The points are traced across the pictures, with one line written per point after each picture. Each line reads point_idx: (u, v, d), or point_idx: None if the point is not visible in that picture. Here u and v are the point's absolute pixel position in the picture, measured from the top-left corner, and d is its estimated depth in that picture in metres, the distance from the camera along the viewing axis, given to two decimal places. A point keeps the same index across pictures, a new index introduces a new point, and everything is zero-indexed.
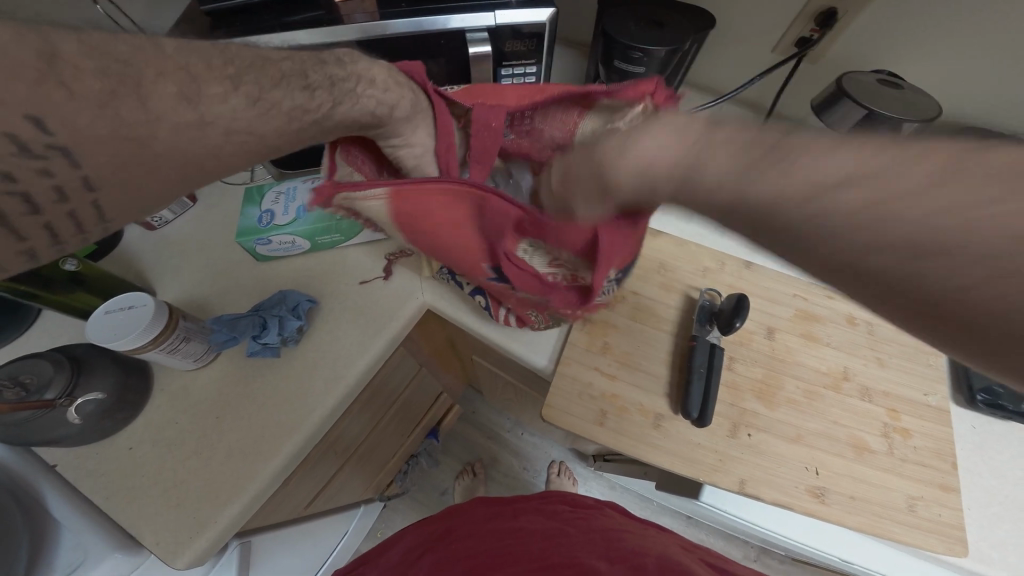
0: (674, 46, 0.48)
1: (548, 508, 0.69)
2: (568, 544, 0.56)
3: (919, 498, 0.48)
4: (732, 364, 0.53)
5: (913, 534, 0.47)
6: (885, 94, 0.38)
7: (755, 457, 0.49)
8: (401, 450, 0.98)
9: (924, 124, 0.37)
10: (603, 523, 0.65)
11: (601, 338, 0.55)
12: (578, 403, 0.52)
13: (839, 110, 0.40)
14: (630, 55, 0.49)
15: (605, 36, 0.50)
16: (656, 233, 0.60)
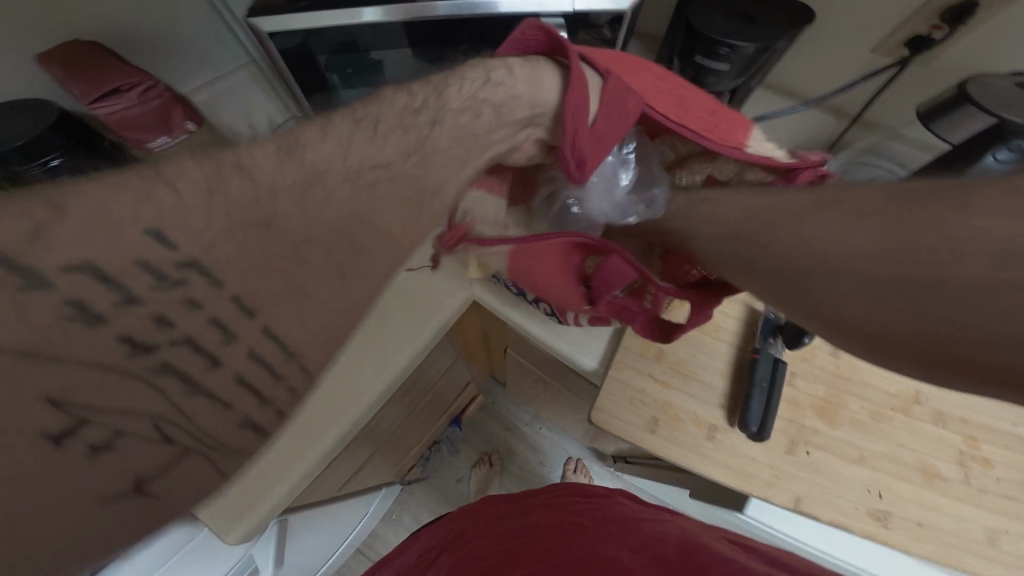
0: (764, 43, 0.45)
1: (558, 502, 0.68)
2: (584, 536, 0.56)
3: (995, 531, 0.46)
4: (793, 379, 0.51)
5: (983, 565, 0.45)
6: (1018, 99, 0.35)
7: (813, 476, 0.48)
8: (425, 437, 0.99)
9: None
10: (617, 511, 0.65)
11: (656, 343, 0.53)
12: (628, 408, 0.51)
13: (959, 115, 0.37)
14: (716, 51, 0.47)
15: (689, 28, 0.48)
16: None
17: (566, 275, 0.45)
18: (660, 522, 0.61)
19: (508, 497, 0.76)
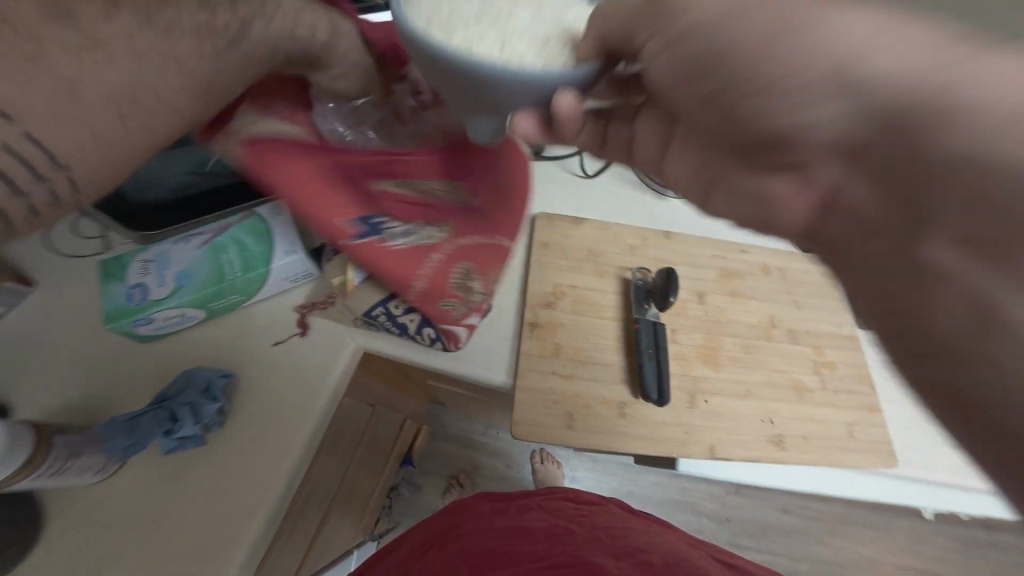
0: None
1: (549, 498, 0.67)
2: (573, 543, 0.57)
3: (855, 424, 0.53)
4: (675, 335, 0.55)
5: (862, 457, 0.52)
6: None
7: (715, 421, 0.51)
8: (381, 485, 0.90)
9: None
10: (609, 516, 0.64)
11: (551, 339, 0.54)
12: (543, 411, 0.51)
13: None
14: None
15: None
16: (579, 222, 0.63)
17: (347, 180, 0.36)
18: (633, 523, 0.63)
19: (500, 492, 0.70)
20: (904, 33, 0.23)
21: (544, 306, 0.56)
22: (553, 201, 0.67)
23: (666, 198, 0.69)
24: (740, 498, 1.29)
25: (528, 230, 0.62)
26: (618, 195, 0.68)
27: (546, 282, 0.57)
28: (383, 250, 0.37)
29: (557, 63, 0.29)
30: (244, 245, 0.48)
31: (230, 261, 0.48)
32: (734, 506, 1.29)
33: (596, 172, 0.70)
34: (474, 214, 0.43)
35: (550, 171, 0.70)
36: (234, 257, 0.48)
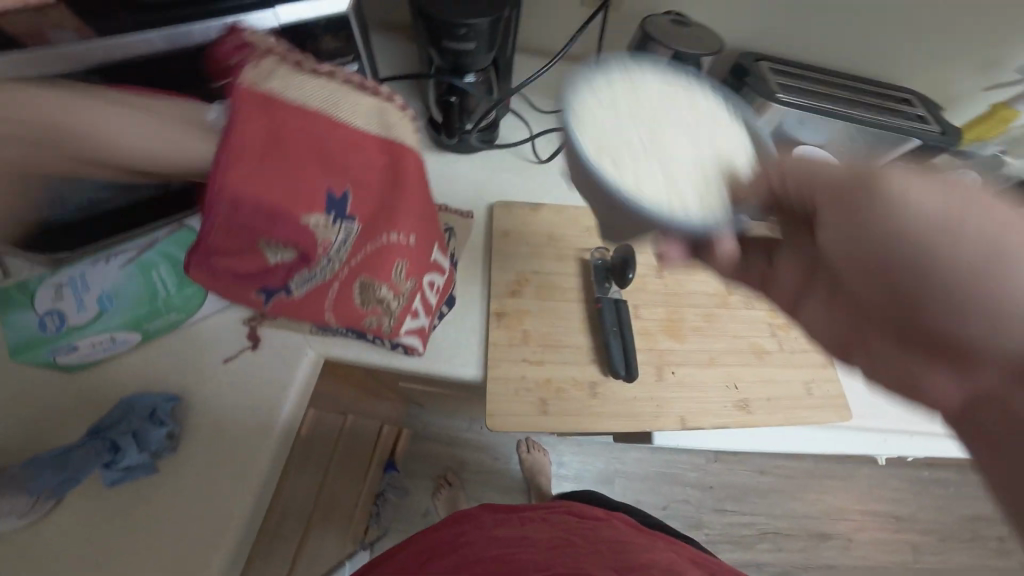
0: (493, 16, 0.49)
1: (552, 514, 0.68)
2: (576, 556, 0.57)
3: (811, 381, 0.55)
4: (638, 311, 0.56)
5: (824, 412, 0.54)
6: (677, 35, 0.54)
7: (684, 391, 0.53)
8: (365, 491, 0.86)
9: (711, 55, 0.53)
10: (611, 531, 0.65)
11: (519, 327, 0.53)
12: (516, 401, 0.50)
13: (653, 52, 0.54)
14: (457, 32, 0.50)
15: (424, 17, 0.50)
16: (537, 207, 0.63)
17: (241, 232, 0.36)
18: (632, 542, 0.63)
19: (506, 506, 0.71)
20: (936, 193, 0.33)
21: (509, 295, 0.55)
22: (510, 188, 0.67)
23: None
24: (721, 464, 1.35)
25: (485, 221, 0.61)
26: (573, 176, 0.69)
27: (509, 270, 0.57)
28: (296, 299, 0.43)
29: (712, 211, 0.34)
30: (175, 260, 0.44)
31: (161, 278, 0.44)
32: (716, 473, 1.34)
33: (549, 157, 0.70)
34: (378, 224, 0.42)
35: (504, 157, 0.69)
36: (166, 273, 0.44)
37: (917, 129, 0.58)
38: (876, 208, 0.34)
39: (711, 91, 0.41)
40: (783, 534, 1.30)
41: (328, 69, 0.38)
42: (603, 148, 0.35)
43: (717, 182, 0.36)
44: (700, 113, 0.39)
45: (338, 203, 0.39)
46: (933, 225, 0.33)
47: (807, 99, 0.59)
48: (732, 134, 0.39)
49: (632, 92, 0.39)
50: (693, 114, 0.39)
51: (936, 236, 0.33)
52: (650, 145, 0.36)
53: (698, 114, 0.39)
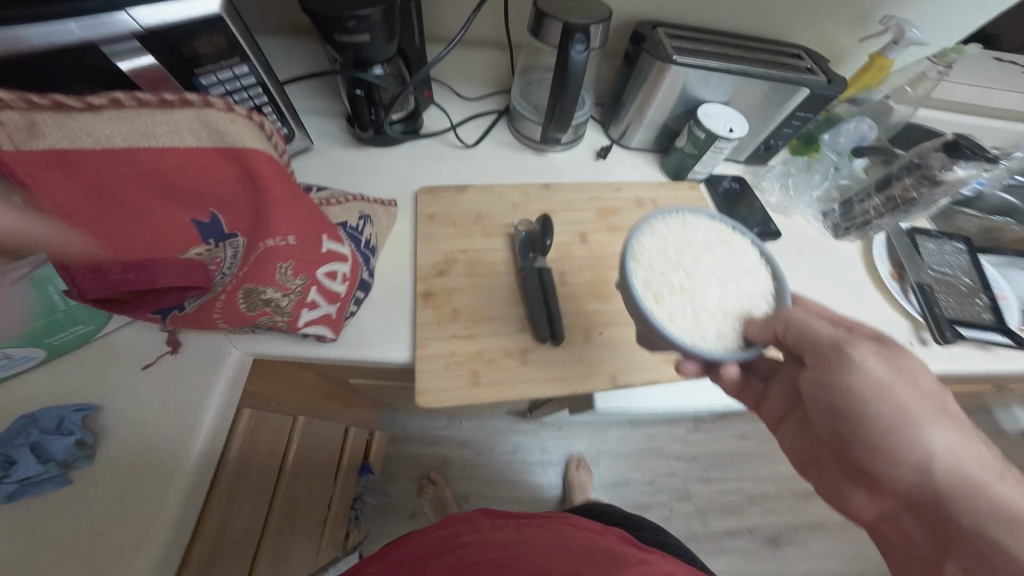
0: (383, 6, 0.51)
1: (554, 526, 0.68)
2: (571, 559, 0.56)
3: None
4: (564, 277, 0.58)
5: None
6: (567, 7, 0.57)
7: (613, 349, 0.54)
8: (336, 496, 0.86)
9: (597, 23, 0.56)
10: (607, 544, 0.64)
11: (447, 305, 0.53)
12: (445, 375, 0.49)
13: (548, 25, 0.56)
14: (348, 25, 0.50)
15: (311, 13, 0.50)
16: (463, 188, 0.63)
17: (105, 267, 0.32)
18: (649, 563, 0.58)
19: (506, 514, 0.74)
20: (892, 374, 0.43)
21: (436, 275, 0.55)
22: (436, 173, 0.67)
23: (546, 154, 0.74)
24: (702, 434, 1.37)
25: (411, 207, 0.62)
26: (499, 159, 0.71)
27: (435, 251, 0.57)
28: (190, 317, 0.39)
29: (719, 336, 0.48)
30: None
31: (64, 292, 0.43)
32: (698, 443, 1.35)
33: (475, 141, 0.72)
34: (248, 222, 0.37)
35: (429, 145, 0.71)
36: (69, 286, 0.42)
37: (807, 80, 0.62)
38: (858, 410, 0.44)
39: (748, 247, 0.54)
40: (771, 496, 1.32)
41: (104, 97, 0.31)
42: (649, 281, 0.50)
43: (733, 315, 0.50)
44: (732, 250, 0.54)
45: (206, 224, 0.36)
46: (875, 385, 0.43)
47: (705, 60, 0.63)
48: (757, 284, 0.52)
49: (668, 225, 0.55)
50: (725, 290, 0.51)
51: (872, 425, 0.44)
52: (687, 280, 0.51)
53: (733, 261, 0.53)
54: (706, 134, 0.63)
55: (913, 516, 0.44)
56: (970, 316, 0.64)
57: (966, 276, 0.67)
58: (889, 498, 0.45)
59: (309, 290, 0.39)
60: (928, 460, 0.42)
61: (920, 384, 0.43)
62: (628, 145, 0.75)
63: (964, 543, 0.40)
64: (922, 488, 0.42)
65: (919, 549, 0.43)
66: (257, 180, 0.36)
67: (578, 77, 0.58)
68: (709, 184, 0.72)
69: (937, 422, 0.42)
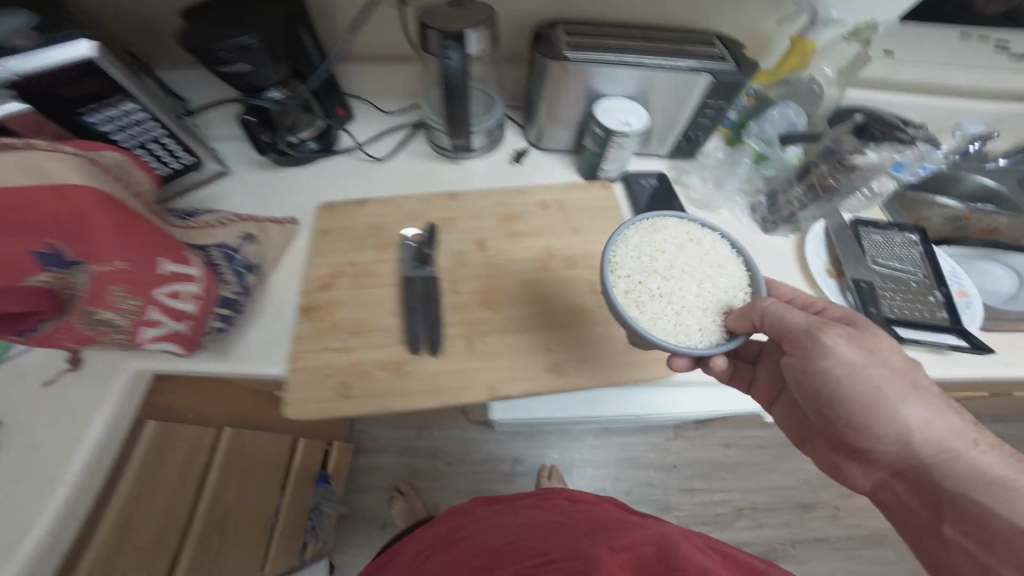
0: (261, 38, 0.50)
1: (545, 500, 0.65)
2: (569, 535, 0.53)
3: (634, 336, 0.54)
4: (455, 286, 0.56)
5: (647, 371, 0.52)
6: (454, 16, 0.54)
7: (493, 359, 0.52)
8: (285, 504, 0.89)
9: (477, 31, 0.53)
10: (604, 511, 0.60)
11: (327, 318, 0.54)
12: (316, 387, 0.50)
13: (432, 36, 0.53)
14: (224, 57, 0.50)
15: (188, 48, 0.50)
16: (363, 202, 0.63)
17: None
18: (644, 522, 0.54)
19: (497, 499, 0.72)
20: (868, 359, 0.43)
21: (320, 288, 0.56)
22: (344, 188, 0.68)
23: (461, 161, 0.72)
24: (683, 442, 1.30)
25: (311, 223, 0.63)
26: (412, 169, 0.70)
27: (323, 265, 0.58)
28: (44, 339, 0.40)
29: (702, 330, 0.46)
30: None
31: None
32: (679, 451, 1.29)
33: (388, 155, 0.71)
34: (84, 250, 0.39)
35: (342, 161, 0.71)
36: None
37: (707, 66, 0.59)
38: (843, 396, 0.44)
39: (720, 241, 0.52)
40: (762, 509, 1.22)
41: None
42: (628, 289, 0.48)
43: (715, 312, 0.48)
44: (704, 247, 0.51)
45: (41, 252, 0.38)
46: (849, 368, 0.43)
47: (599, 56, 0.60)
48: (732, 276, 0.50)
49: (642, 225, 0.52)
50: (699, 285, 0.49)
51: (853, 405, 0.44)
52: (664, 284, 0.49)
53: (707, 256, 0.51)
54: (604, 130, 0.60)
55: (903, 485, 0.46)
56: (918, 316, 0.55)
57: (916, 269, 0.59)
58: (880, 468, 0.47)
59: (150, 311, 0.43)
60: (906, 433, 0.44)
61: (889, 364, 0.43)
62: (544, 147, 0.74)
63: (954, 503, 0.42)
64: (908, 456, 0.44)
65: (914, 511, 0.46)
66: (84, 217, 0.39)
67: (460, 87, 0.56)
68: (626, 181, 0.69)
69: (912, 395, 0.44)
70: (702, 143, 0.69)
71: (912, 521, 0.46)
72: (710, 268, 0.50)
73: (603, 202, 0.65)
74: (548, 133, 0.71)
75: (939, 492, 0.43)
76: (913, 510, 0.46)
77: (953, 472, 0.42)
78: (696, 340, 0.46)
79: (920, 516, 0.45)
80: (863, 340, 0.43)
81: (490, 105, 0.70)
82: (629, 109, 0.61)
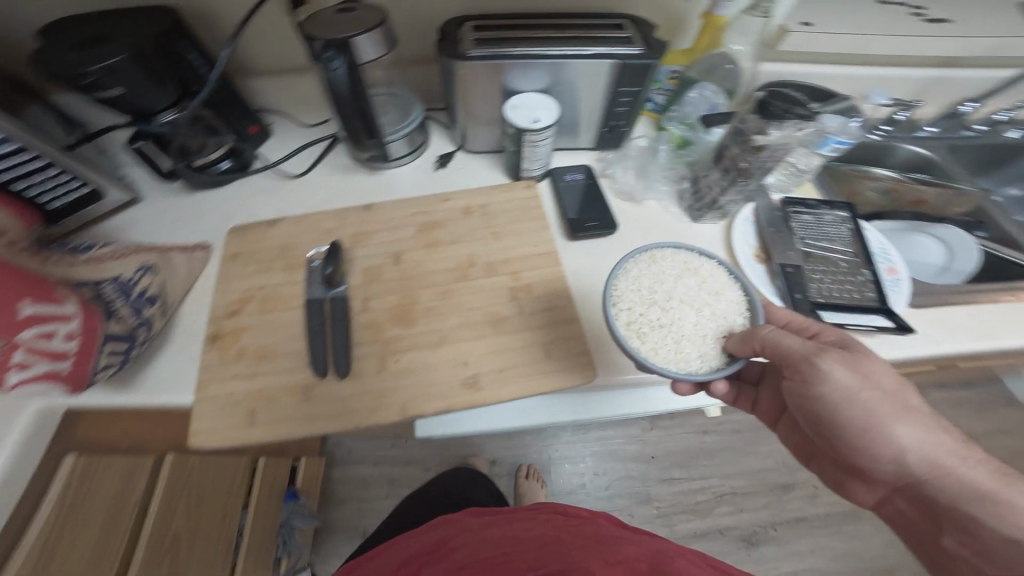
0: (128, 61, 0.47)
1: (540, 515, 0.60)
2: (563, 549, 0.48)
3: (553, 342, 0.52)
4: (367, 305, 0.54)
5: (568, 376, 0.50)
6: (340, 22, 0.49)
7: (406, 377, 0.50)
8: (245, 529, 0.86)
9: (367, 37, 0.49)
10: (599, 527, 0.55)
11: (234, 345, 0.52)
12: (222, 417, 0.49)
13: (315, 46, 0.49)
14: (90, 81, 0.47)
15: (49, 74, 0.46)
16: (274, 222, 0.61)
17: None
18: (639, 540, 0.50)
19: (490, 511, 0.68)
20: (868, 384, 0.40)
21: (227, 315, 0.54)
22: (258, 207, 0.65)
23: (381, 170, 0.68)
24: (659, 431, 1.30)
25: (221, 248, 0.61)
26: (330, 184, 0.67)
27: (232, 291, 0.56)
28: None
29: (702, 358, 0.44)
30: None
31: None
32: (656, 442, 1.28)
33: (303, 171, 0.68)
34: None
35: (255, 181, 0.67)
36: None
37: (614, 50, 0.57)
38: (840, 421, 0.42)
39: (718, 267, 0.49)
40: (742, 493, 1.22)
41: None
42: (629, 320, 0.46)
43: (717, 337, 0.45)
44: (702, 274, 0.49)
45: None
46: (844, 394, 0.40)
47: (505, 49, 0.57)
48: (731, 302, 0.47)
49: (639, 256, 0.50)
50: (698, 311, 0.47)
51: (849, 430, 0.42)
52: (663, 313, 0.46)
53: (705, 282, 0.48)
54: (515, 129, 0.58)
55: (904, 500, 0.44)
56: (850, 295, 0.54)
57: (845, 249, 0.58)
58: (882, 485, 0.45)
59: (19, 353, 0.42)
60: (902, 453, 0.41)
61: (893, 389, 0.40)
62: (470, 148, 0.71)
63: (954, 519, 0.40)
64: (907, 475, 0.42)
65: (918, 527, 0.44)
66: None
67: (346, 96, 0.53)
68: (552, 179, 0.67)
69: (910, 418, 0.41)
70: (626, 132, 0.68)
71: (916, 535, 0.44)
72: (711, 297, 0.47)
73: (526, 202, 0.63)
74: (469, 135, 0.68)
75: (941, 509, 0.41)
76: (916, 524, 0.44)
77: (955, 491, 0.40)
78: (694, 368, 0.44)
79: (923, 532, 0.43)
80: (860, 364, 0.40)
81: (406, 111, 0.65)
82: (540, 103, 0.59)
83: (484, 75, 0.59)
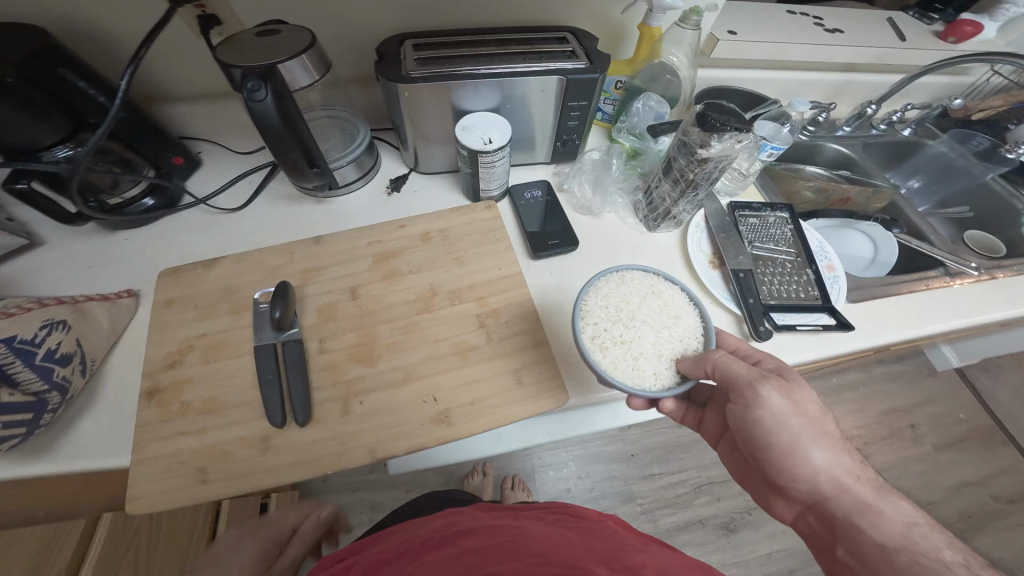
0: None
1: (546, 513, 0.52)
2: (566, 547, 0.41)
3: (523, 367, 0.51)
4: (324, 345, 0.51)
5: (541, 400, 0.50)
6: (256, 48, 0.46)
7: (371, 420, 0.48)
8: None
9: (288, 59, 0.45)
10: (606, 532, 0.49)
11: (175, 401, 0.47)
12: (164, 481, 0.44)
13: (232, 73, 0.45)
14: None
15: None
16: (211, 262, 0.56)
17: None
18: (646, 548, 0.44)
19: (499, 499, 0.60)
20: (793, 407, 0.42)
21: (165, 368, 0.49)
22: (194, 245, 0.60)
23: (331, 199, 0.65)
24: (637, 429, 1.33)
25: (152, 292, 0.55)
26: (273, 217, 0.62)
27: (168, 340, 0.51)
28: None
29: (654, 376, 0.45)
30: None
31: None
32: (634, 440, 1.32)
33: (243, 204, 0.63)
34: None
35: (190, 215, 0.62)
36: None
37: (559, 67, 0.57)
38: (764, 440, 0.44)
39: (680, 292, 0.50)
40: (718, 481, 1.27)
41: None
42: (594, 334, 0.46)
43: (671, 358, 0.46)
44: (665, 298, 0.50)
45: None
46: (775, 418, 0.42)
47: (448, 67, 0.55)
48: (689, 326, 0.48)
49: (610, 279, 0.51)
50: (659, 331, 0.48)
51: (774, 450, 0.44)
52: (625, 330, 0.47)
53: (667, 306, 0.49)
54: (467, 151, 0.57)
55: (815, 520, 0.45)
56: (796, 296, 0.57)
57: (790, 249, 0.61)
58: (795, 502, 0.46)
59: None
60: (816, 475, 0.43)
61: (818, 414, 0.43)
62: (424, 170, 0.69)
63: (849, 539, 0.42)
64: (818, 495, 0.43)
65: (823, 545, 0.45)
66: None
67: (276, 129, 0.47)
68: (511, 198, 0.66)
69: (829, 441, 0.43)
70: (579, 145, 0.68)
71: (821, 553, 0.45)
72: (673, 321, 0.48)
73: (485, 222, 0.62)
74: (422, 156, 0.66)
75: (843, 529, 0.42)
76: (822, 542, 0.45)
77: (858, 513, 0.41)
78: (646, 385, 0.44)
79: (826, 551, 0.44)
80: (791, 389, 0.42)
81: (353, 134, 0.63)
82: (491, 124, 0.57)
83: (433, 96, 0.57)
